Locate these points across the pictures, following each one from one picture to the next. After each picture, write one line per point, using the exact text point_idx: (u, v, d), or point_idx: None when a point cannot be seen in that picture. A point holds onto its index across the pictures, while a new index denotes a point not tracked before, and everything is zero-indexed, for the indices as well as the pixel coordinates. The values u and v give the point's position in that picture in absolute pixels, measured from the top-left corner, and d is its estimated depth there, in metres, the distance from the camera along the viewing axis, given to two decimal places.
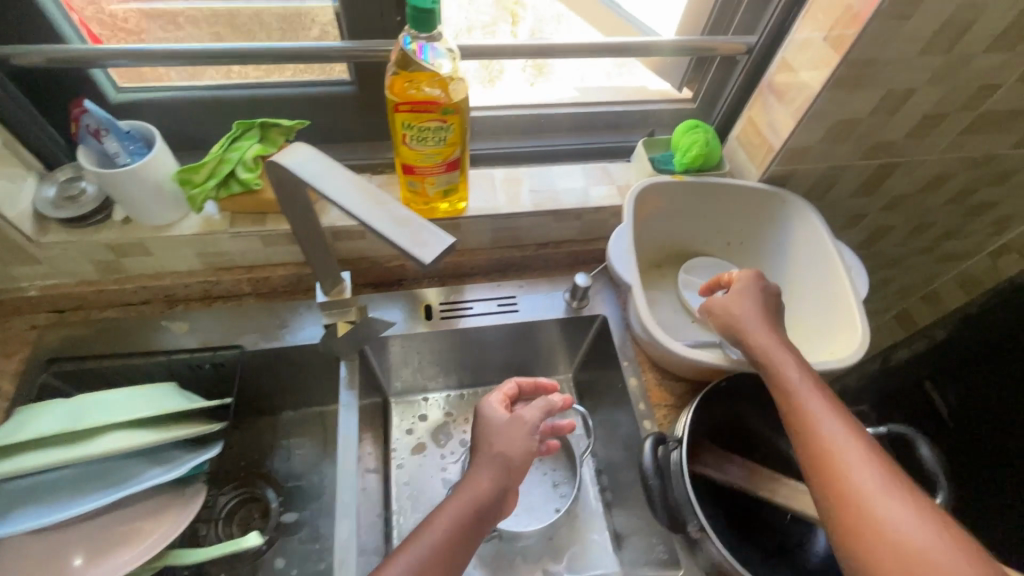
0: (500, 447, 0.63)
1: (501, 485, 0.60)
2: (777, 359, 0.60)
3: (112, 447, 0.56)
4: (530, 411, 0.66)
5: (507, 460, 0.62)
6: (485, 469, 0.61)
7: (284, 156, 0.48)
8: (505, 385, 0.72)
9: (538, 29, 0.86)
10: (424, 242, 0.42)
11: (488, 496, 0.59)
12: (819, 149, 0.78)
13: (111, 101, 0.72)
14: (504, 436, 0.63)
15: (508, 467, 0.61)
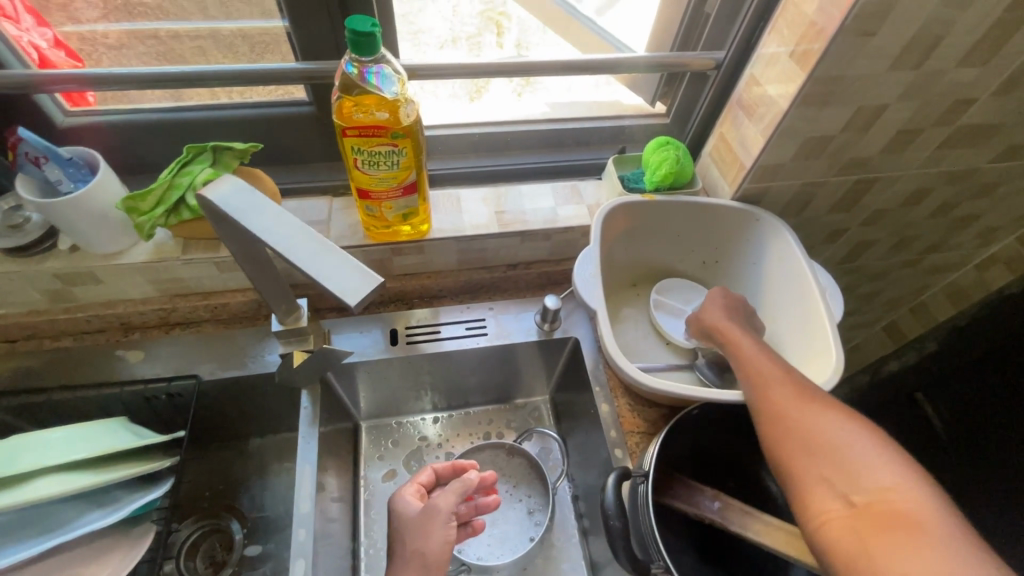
0: (417, 544, 0.61)
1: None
2: (744, 346, 0.65)
3: (47, 493, 0.53)
4: (444, 497, 0.65)
5: (424, 556, 0.60)
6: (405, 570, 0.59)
7: (209, 189, 0.45)
8: (420, 474, 0.71)
9: (523, 41, 0.84)
10: (352, 285, 0.40)
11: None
12: (792, 166, 0.75)
13: (59, 126, 0.70)
14: (420, 534, 0.62)
15: (427, 564, 0.60)
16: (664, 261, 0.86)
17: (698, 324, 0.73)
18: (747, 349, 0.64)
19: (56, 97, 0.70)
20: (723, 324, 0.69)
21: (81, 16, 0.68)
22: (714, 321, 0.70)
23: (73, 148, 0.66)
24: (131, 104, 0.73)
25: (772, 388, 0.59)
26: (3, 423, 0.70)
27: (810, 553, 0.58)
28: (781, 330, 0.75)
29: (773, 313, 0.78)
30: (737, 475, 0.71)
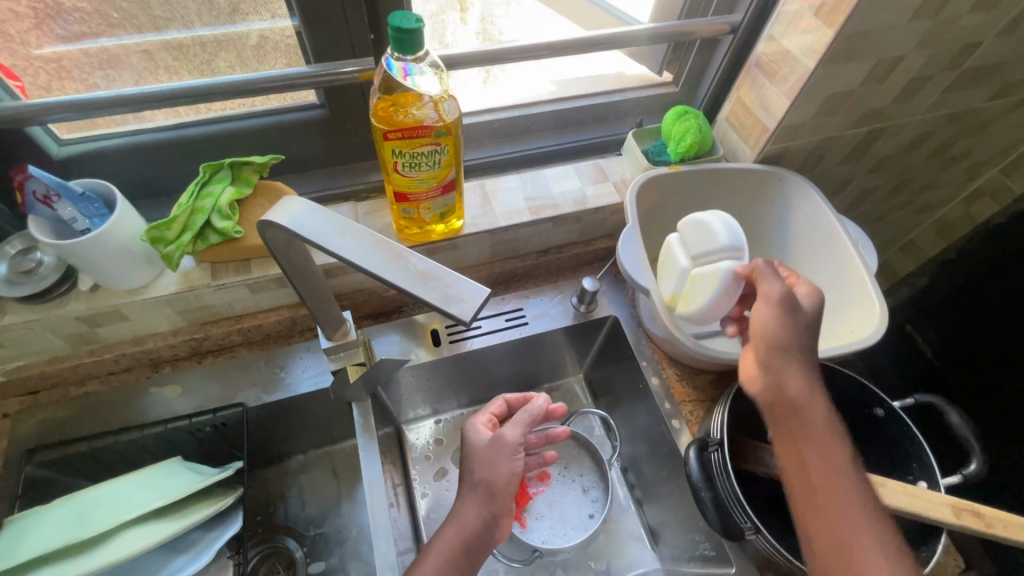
0: (486, 474, 0.60)
1: (487, 512, 0.59)
2: (806, 403, 0.54)
3: (132, 551, 0.51)
4: (512, 430, 0.63)
5: (492, 486, 0.59)
6: (470, 501, 0.59)
7: (277, 214, 0.43)
8: (491, 404, 0.70)
9: (488, 16, 0.78)
10: (459, 299, 0.39)
11: (477, 520, 0.58)
12: (813, 123, 0.76)
13: (55, 157, 0.64)
14: (485, 461, 0.61)
15: (492, 494, 0.59)
16: None
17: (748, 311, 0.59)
18: (809, 409, 0.54)
19: (48, 126, 0.64)
20: (785, 361, 0.55)
21: (13, 31, 0.58)
22: (785, 351, 0.55)
23: (82, 181, 0.61)
24: (130, 125, 0.68)
25: (804, 444, 0.54)
26: (46, 478, 0.66)
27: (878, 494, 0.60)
28: (815, 285, 0.77)
29: (804, 269, 0.79)
30: None
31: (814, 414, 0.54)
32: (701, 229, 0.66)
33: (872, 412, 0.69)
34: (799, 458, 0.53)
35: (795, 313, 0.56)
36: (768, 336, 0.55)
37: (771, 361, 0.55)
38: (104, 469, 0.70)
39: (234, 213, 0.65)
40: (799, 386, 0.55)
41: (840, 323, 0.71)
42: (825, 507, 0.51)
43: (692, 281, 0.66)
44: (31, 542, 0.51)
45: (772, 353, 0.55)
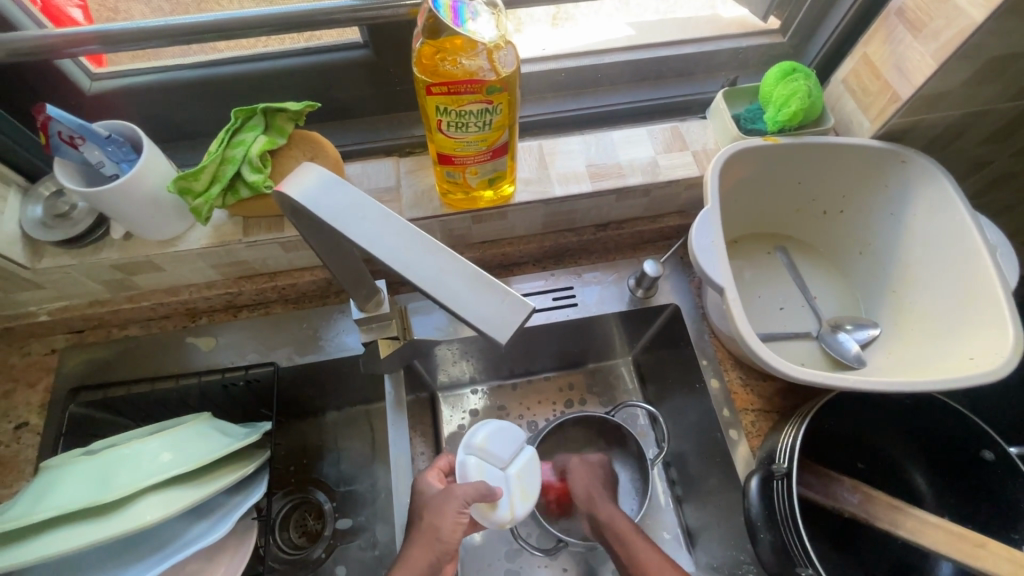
0: (433, 519, 0.56)
1: (434, 555, 0.54)
2: (596, 501, 0.67)
3: (149, 518, 0.49)
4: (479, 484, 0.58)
5: (436, 534, 0.55)
6: (419, 545, 0.54)
7: (292, 186, 0.37)
8: (441, 459, 0.64)
9: None
10: (495, 315, 0.32)
11: (427, 562, 0.54)
12: (960, 94, 0.61)
13: (87, 93, 0.61)
14: (435, 507, 0.56)
15: (440, 539, 0.55)
16: (778, 211, 0.74)
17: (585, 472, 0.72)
18: (602, 504, 0.67)
19: (79, 59, 0.60)
20: (584, 479, 0.70)
21: None
22: (590, 500, 0.67)
23: (107, 122, 0.57)
24: (160, 61, 0.63)
25: (598, 516, 0.65)
26: (90, 417, 0.67)
27: (978, 556, 0.51)
28: (927, 293, 0.65)
29: (916, 273, 0.66)
30: (868, 456, 0.64)
31: (605, 510, 0.66)
32: (498, 438, 0.62)
33: (978, 454, 0.58)
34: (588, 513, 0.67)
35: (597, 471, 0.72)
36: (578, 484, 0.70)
37: (578, 486, 0.70)
38: (145, 412, 0.70)
39: (266, 165, 0.59)
40: (599, 483, 0.70)
41: (954, 346, 0.59)
42: (597, 514, 0.66)
43: (518, 486, 0.60)
44: (54, 501, 0.50)
45: (592, 493, 0.68)
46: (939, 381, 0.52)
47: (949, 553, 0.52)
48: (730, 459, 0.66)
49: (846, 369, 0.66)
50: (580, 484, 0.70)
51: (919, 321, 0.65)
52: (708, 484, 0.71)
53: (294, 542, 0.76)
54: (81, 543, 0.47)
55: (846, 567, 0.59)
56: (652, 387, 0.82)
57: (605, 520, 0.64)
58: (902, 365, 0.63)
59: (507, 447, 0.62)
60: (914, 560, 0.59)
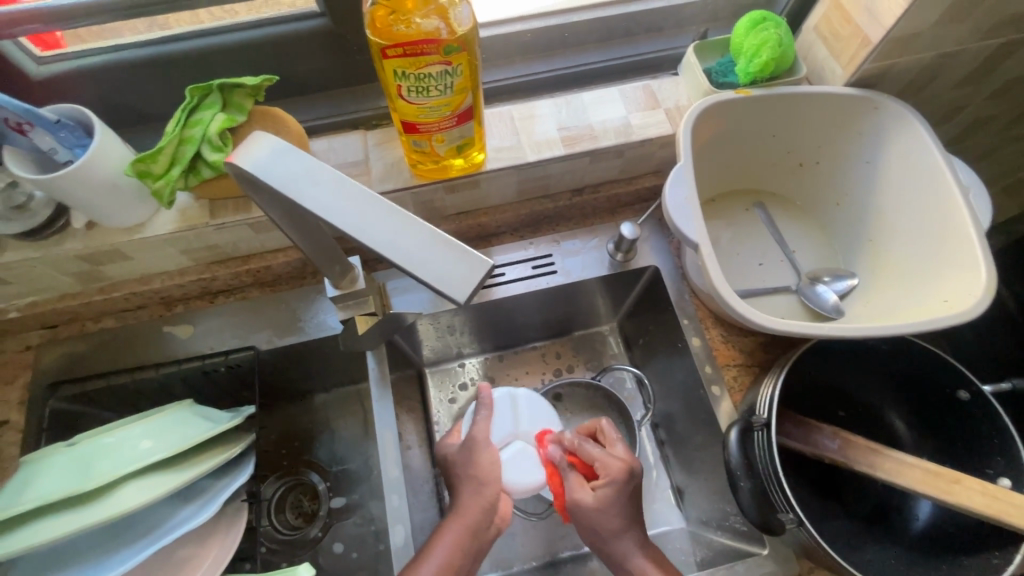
0: (470, 469, 0.61)
1: (484, 500, 0.58)
2: (611, 545, 0.56)
3: (135, 502, 0.49)
4: (480, 431, 0.63)
5: (478, 481, 0.60)
6: (466, 492, 0.59)
7: (242, 154, 0.36)
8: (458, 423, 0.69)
9: None
10: (453, 273, 0.32)
11: (480, 509, 0.58)
12: (930, 34, 0.60)
13: (34, 76, 0.59)
14: (463, 461, 0.62)
15: (483, 483, 0.60)
16: (754, 166, 0.73)
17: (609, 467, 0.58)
18: (620, 540, 0.56)
19: (20, 41, 0.57)
20: (610, 518, 0.56)
21: None
22: (606, 518, 0.56)
23: (58, 107, 0.55)
24: (115, 39, 0.60)
25: (616, 560, 0.56)
26: (72, 412, 0.67)
27: (952, 492, 0.52)
28: (904, 239, 0.65)
29: (891, 219, 0.66)
30: (848, 404, 0.65)
31: (622, 550, 0.55)
32: (507, 403, 0.70)
33: (955, 395, 0.59)
34: (602, 543, 0.56)
35: (622, 483, 0.57)
36: (590, 526, 0.57)
37: (603, 516, 0.56)
38: (125, 404, 0.70)
39: (226, 144, 0.57)
40: (626, 509, 0.56)
41: (929, 291, 0.59)
42: (619, 558, 0.55)
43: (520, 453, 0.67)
44: (35, 492, 0.50)
45: (610, 533, 0.56)
46: (911, 324, 0.53)
47: (924, 490, 0.53)
48: (715, 415, 0.67)
49: (824, 320, 0.66)
50: (587, 528, 0.57)
51: (894, 268, 0.65)
52: (695, 441, 0.72)
53: (289, 523, 0.76)
54: (65, 531, 0.47)
55: (829, 512, 0.60)
56: (638, 349, 0.82)
57: (627, 567, 0.55)
58: (880, 312, 0.63)
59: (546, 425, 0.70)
60: (892, 500, 0.61)
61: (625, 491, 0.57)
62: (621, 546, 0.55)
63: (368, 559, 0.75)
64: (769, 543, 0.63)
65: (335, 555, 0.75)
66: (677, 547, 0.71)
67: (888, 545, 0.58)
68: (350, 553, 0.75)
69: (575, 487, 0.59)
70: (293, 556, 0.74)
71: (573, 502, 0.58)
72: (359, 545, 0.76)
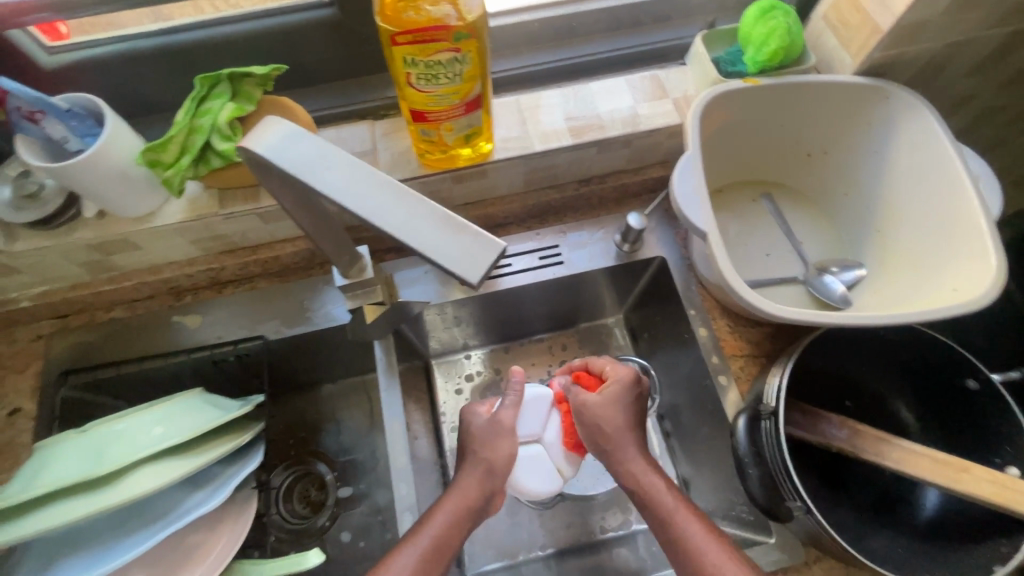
0: (484, 452, 0.60)
1: (488, 487, 0.58)
2: (615, 441, 0.59)
3: (147, 486, 0.50)
4: (507, 411, 0.62)
5: (489, 465, 0.59)
6: (472, 473, 0.59)
7: (254, 137, 0.36)
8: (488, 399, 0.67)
9: None
10: (466, 256, 0.32)
11: (482, 494, 0.58)
12: (940, 23, 0.59)
13: (45, 66, 0.59)
14: (484, 440, 0.61)
15: (492, 472, 0.59)
16: (762, 156, 0.73)
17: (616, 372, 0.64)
18: (622, 437, 0.59)
19: (30, 31, 0.58)
20: (615, 412, 0.61)
21: None
22: (614, 410, 0.61)
23: (69, 96, 0.55)
24: (123, 30, 0.61)
25: (618, 462, 0.59)
26: (83, 400, 0.67)
27: (960, 480, 0.52)
28: (912, 228, 0.64)
29: (900, 209, 0.66)
30: (855, 394, 0.64)
31: (623, 450, 0.59)
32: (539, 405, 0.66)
33: (963, 384, 0.59)
34: (605, 438, 0.60)
35: (631, 384, 0.63)
36: (595, 424, 0.61)
37: (612, 411, 0.61)
38: (135, 393, 0.70)
39: (235, 133, 0.57)
40: (630, 412, 0.61)
41: (937, 280, 0.59)
42: (621, 460, 0.58)
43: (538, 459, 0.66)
44: (48, 478, 0.50)
45: (615, 429, 0.60)
46: (921, 312, 0.53)
47: (932, 478, 0.53)
48: (722, 406, 0.67)
49: (832, 310, 0.66)
50: (591, 426, 0.61)
51: (903, 259, 0.65)
52: (701, 431, 0.72)
53: (298, 512, 0.76)
54: (79, 516, 0.48)
55: (837, 501, 0.60)
56: (643, 341, 0.82)
57: (628, 467, 0.58)
58: (888, 302, 0.63)
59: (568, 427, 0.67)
60: (899, 489, 0.61)
61: (634, 392, 0.63)
62: (622, 446, 0.59)
63: (375, 547, 0.75)
64: (775, 531, 0.63)
65: (342, 544, 0.75)
66: None
67: (894, 534, 0.58)
68: (358, 542, 0.76)
69: (581, 391, 0.63)
70: (300, 544, 0.75)
71: (579, 402, 0.62)
72: (366, 534, 0.76)
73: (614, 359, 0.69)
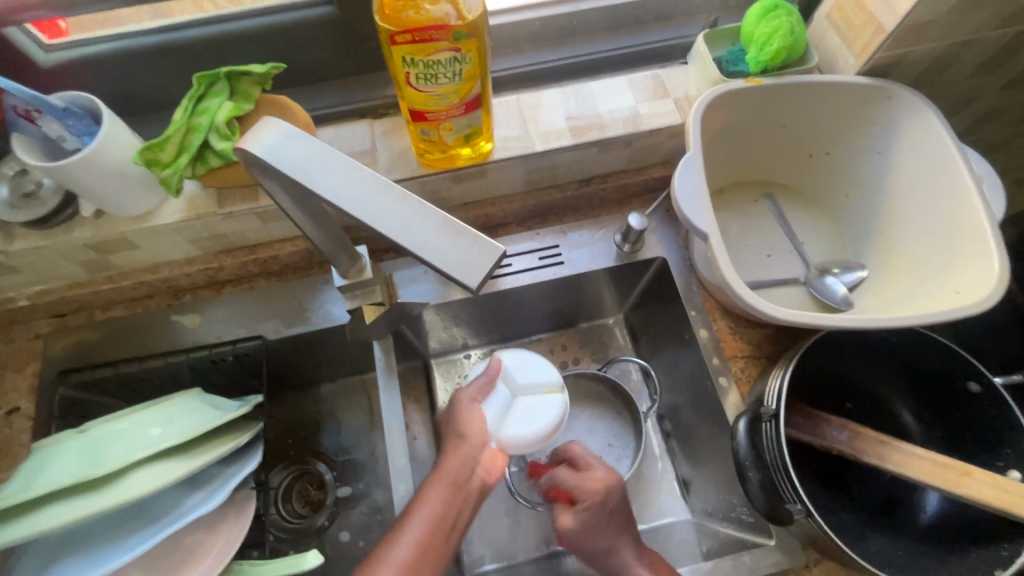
0: (456, 424, 0.59)
1: (466, 453, 0.57)
2: (607, 562, 0.59)
3: (145, 487, 0.50)
4: (470, 390, 0.61)
5: (463, 437, 0.58)
6: (451, 449, 0.58)
7: (251, 138, 0.36)
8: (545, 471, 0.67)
9: None
10: (465, 260, 0.32)
11: (463, 461, 0.56)
12: (944, 22, 0.59)
13: (42, 65, 0.59)
14: (452, 416, 0.60)
15: (465, 438, 0.58)
16: (764, 156, 0.72)
17: (586, 497, 0.61)
18: (616, 556, 0.58)
19: (28, 28, 0.58)
20: (594, 538, 0.59)
21: None
22: (591, 530, 0.59)
23: (66, 94, 0.55)
24: (121, 27, 0.60)
25: (617, 570, 0.58)
26: (80, 400, 0.67)
27: (963, 484, 0.51)
28: (914, 230, 0.64)
29: (903, 210, 0.66)
30: (856, 396, 0.64)
31: (619, 563, 0.58)
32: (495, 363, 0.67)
33: (965, 387, 0.59)
34: (598, 562, 0.59)
35: (600, 504, 0.60)
36: (582, 551, 0.60)
37: (591, 538, 0.59)
38: (135, 393, 0.70)
39: (233, 133, 0.56)
40: (608, 527, 0.59)
41: (940, 283, 0.59)
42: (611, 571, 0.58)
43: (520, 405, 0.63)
44: (45, 478, 0.50)
45: (605, 553, 0.59)
46: (924, 315, 0.52)
47: (933, 482, 0.52)
48: (722, 407, 0.67)
49: (833, 312, 0.66)
50: (583, 552, 0.60)
51: (904, 260, 0.65)
52: (701, 433, 0.72)
53: (297, 512, 0.76)
54: (77, 516, 0.48)
55: (837, 504, 0.60)
56: (644, 341, 0.82)
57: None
58: (889, 304, 0.63)
59: (536, 377, 0.66)
60: (900, 492, 0.61)
61: (611, 514, 0.60)
62: (618, 563, 0.58)
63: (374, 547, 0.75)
64: (776, 533, 0.63)
65: (341, 544, 0.75)
66: (683, 538, 0.70)
67: (894, 536, 0.58)
68: (357, 541, 0.75)
69: (558, 516, 0.61)
70: (299, 544, 0.75)
71: (560, 530, 0.61)
72: (365, 533, 0.76)
73: (575, 449, 0.66)
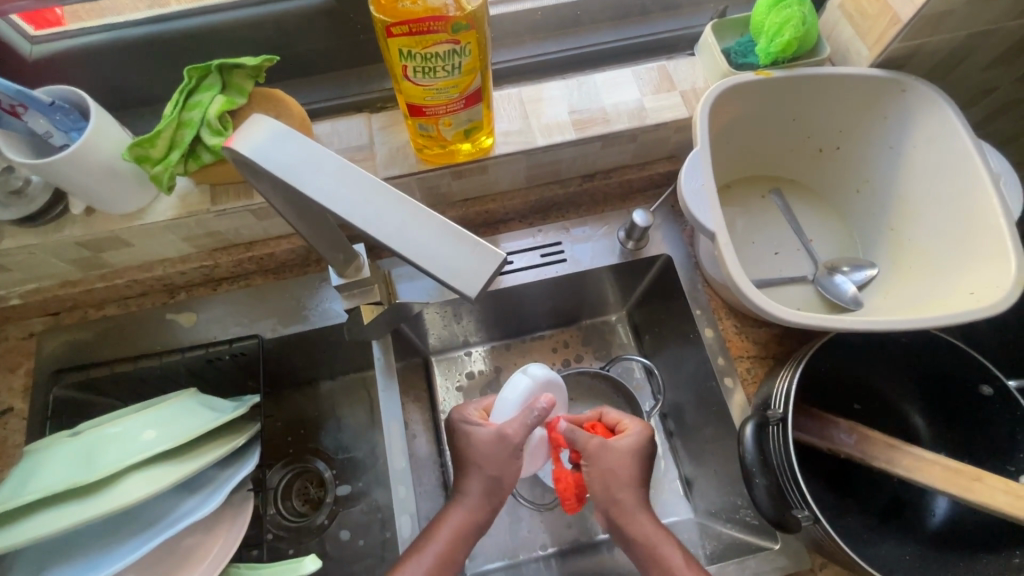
0: (493, 468, 0.56)
1: (496, 501, 0.56)
2: (620, 500, 0.55)
3: (139, 493, 0.49)
4: (515, 426, 0.56)
5: (500, 481, 0.56)
6: (482, 490, 0.56)
7: (240, 136, 0.34)
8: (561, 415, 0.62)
9: None
10: (465, 267, 0.30)
11: (489, 510, 0.56)
12: (963, 12, 0.57)
13: (28, 57, 0.57)
14: (490, 454, 0.56)
15: (499, 488, 0.56)
16: (771, 150, 0.70)
17: (641, 430, 0.59)
18: (627, 492, 0.55)
19: (13, 19, 0.56)
20: (628, 468, 0.56)
21: None
22: (627, 464, 0.56)
23: (52, 88, 0.53)
24: (109, 18, 0.58)
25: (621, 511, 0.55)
26: (75, 400, 0.66)
27: (974, 490, 0.50)
28: (926, 228, 0.63)
29: (915, 207, 0.64)
30: (865, 397, 0.63)
31: (629, 507, 0.55)
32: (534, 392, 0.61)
33: (978, 390, 0.58)
34: (608, 493, 0.56)
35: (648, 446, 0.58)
36: (606, 470, 0.56)
37: (625, 465, 0.56)
38: (131, 392, 0.69)
39: (225, 128, 0.55)
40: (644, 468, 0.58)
41: (954, 283, 0.57)
42: (620, 514, 0.55)
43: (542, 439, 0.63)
44: (36, 484, 0.49)
45: (621, 483, 0.56)
46: (938, 317, 0.51)
47: (945, 487, 0.51)
48: (727, 408, 0.66)
49: (842, 311, 0.64)
50: (600, 473, 0.56)
51: (915, 257, 0.63)
52: (705, 433, 0.71)
53: (296, 511, 0.75)
54: (68, 523, 0.47)
55: (844, 507, 0.59)
56: (647, 339, 0.80)
57: (628, 522, 0.55)
58: (900, 304, 0.61)
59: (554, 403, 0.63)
60: (909, 495, 0.60)
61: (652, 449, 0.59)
62: (629, 501, 0.55)
63: (374, 546, 0.74)
64: (781, 537, 0.62)
65: (341, 543, 0.74)
66: (687, 538, 0.69)
67: (901, 540, 0.57)
68: (357, 540, 0.75)
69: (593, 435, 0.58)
70: (299, 543, 0.74)
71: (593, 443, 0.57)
72: (365, 532, 0.75)
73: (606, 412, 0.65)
